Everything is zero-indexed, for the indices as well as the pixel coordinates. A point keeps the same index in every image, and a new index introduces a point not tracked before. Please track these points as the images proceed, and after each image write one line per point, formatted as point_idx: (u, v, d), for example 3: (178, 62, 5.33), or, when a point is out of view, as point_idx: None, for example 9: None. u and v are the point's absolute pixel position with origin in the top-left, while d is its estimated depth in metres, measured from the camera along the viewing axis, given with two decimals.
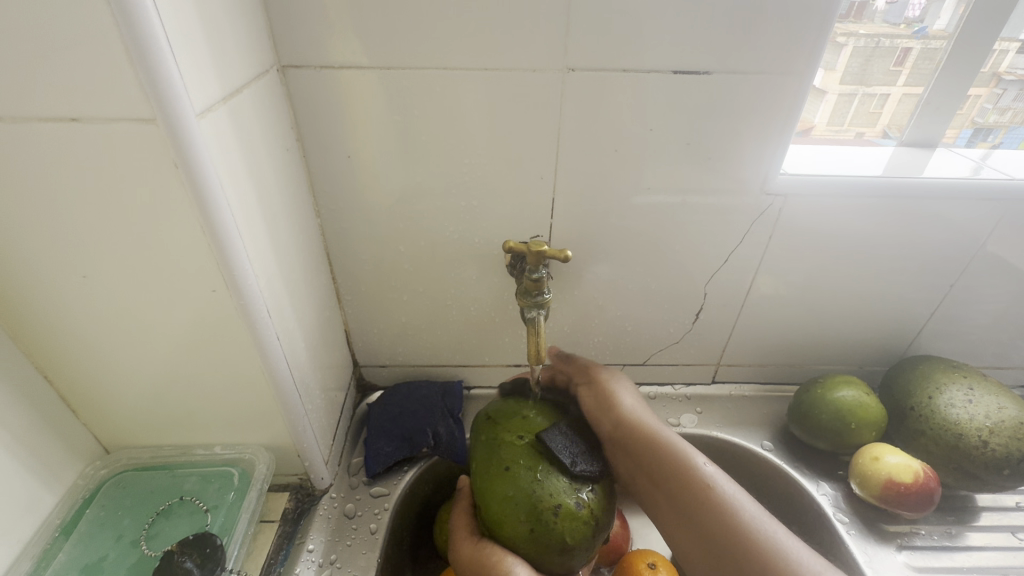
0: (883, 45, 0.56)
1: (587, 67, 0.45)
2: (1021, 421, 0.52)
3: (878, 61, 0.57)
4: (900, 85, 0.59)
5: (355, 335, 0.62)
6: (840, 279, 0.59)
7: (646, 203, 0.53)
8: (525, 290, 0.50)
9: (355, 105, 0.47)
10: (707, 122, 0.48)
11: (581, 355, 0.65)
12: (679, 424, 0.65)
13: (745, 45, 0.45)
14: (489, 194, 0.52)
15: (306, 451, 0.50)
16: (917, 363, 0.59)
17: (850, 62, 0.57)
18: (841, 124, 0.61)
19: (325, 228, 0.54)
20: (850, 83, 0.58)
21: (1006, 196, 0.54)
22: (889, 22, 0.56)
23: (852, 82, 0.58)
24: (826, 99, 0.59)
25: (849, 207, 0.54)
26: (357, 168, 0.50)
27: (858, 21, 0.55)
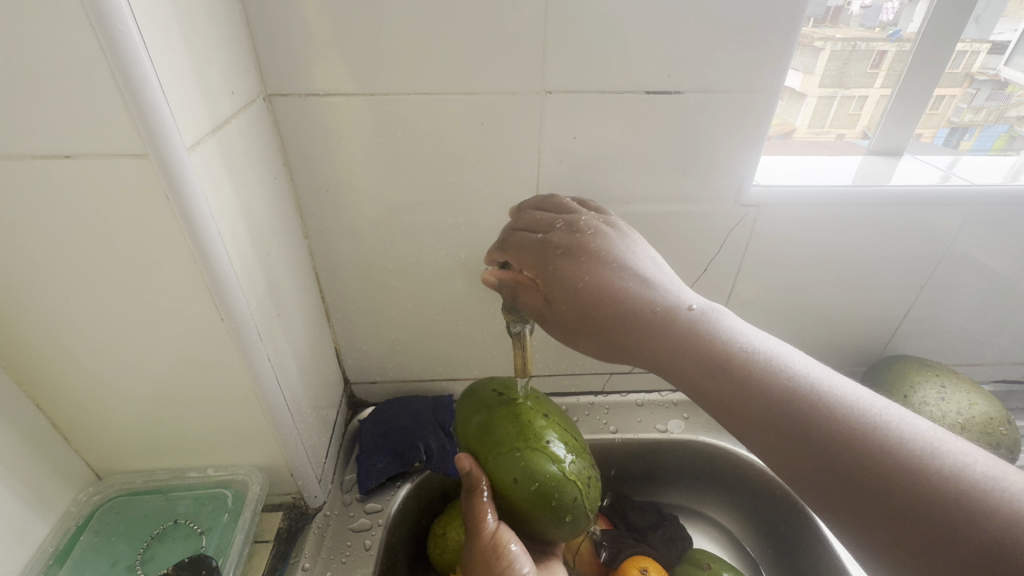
0: (859, 48, 0.59)
1: (564, 90, 0.46)
2: (990, 416, 0.54)
3: (855, 65, 0.60)
4: (877, 87, 0.61)
5: (346, 353, 0.63)
6: (818, 282, 0.61)
7: (628, 216, 0.54)
8: (510, 306, 0.45)
9: (341, 131, 0.48)
10: (681, 139, 0.49)
11: (570, 366, 0.67)
12: (666, 431, 0.67)
13: (716, 65, 0.46)
14: (473, 213, 0.53)
15: (299, 470, 0.51)
16: (893, 363, 0.61)
17: (829, 65, 0.60)
18: (821, 126, 0.64)
19: (314, 249, 0.55)
20: (829, 86, 0.61)
21: (972, 199, 0.56)
22: (865, 25, 0.59)
23: (831, 86, 0.61)
24: (806, 103, 0.62)
25: (822, 214, 0.56)
26: (343, 190, 0.51)
27: (835, 25, 0.58)
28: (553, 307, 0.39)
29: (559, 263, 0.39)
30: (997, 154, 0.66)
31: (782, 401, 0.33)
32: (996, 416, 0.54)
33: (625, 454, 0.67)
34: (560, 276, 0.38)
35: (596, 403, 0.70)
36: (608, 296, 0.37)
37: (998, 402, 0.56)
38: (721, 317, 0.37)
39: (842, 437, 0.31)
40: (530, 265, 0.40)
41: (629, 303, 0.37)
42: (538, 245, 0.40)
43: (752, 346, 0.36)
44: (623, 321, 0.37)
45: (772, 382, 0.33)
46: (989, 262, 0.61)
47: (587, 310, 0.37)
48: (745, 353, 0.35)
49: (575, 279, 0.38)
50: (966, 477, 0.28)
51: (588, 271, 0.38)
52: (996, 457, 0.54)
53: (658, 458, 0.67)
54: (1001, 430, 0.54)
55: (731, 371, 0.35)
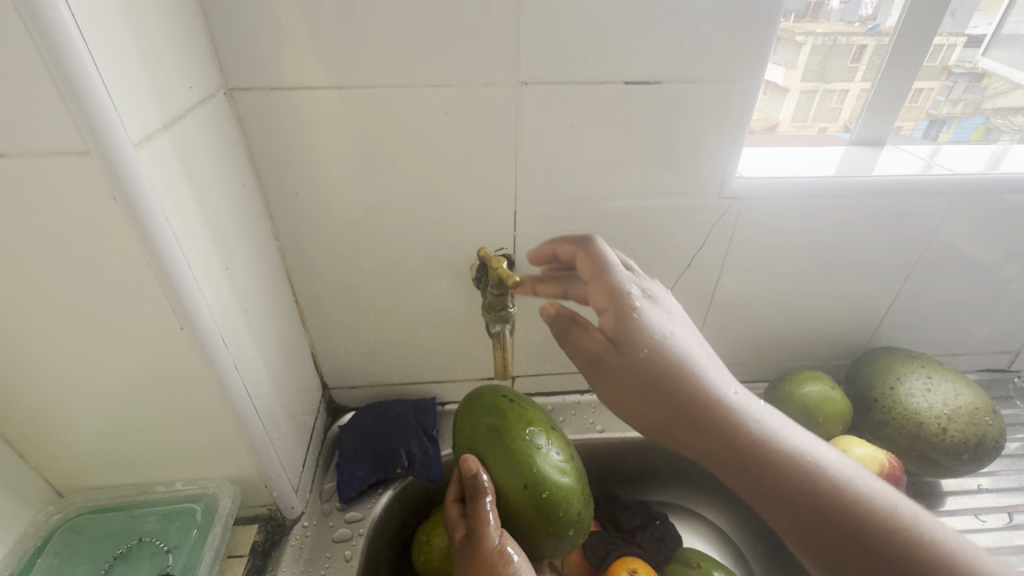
0: (839, 42, 0.59)
1: (540, 81, 0.44)
2: (976, 407, 0.54)
3: (835, 59, 0.60)
4: (857, 81, 0.61)
5: (323, 358, 0.61)
6: (803, 276, 0.61)
7: (609, 211, 0.53)
8: (488, 305, 0.45)
9: (309, 126, 0.46)
10: (661, 131, 0.48)
11: (555, 365, 0.66)
12: None
13: (695, 55, 0.44)
14: (451, 210, 0.51)
15: (274, 480, 0.49)
16: (879, 355, 0.61)
17: (810, 59, 0.59)
18: (803, 120, 0.63)
19: (285, 251, 0.53)
20: (811, 79, 0.60)
21: (954, 188, 0.56)
22: (845, 20, 0.58)
23: (813, 79, 0.60)
24: (789, 97, 0.61)
25: (805, 207, 0.55)
26: (313, 188, 0.49)
27: (815, 20, 0.57)
28: (614, 355, 0.40)
29: (629, 324, 0.40)
30: (976, 145, 0.65)
31: (799, 486, 0.36)
32: (982, 407, 0.54)
33: (612, 454, 0.66)
34: (634, 335, 0.39)
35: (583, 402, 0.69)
36: (674, 367, 0.38)
37: (983, 392, 0.55)
38: (749, 403, 0.41)
39: (846, 495, 0.36)
40: (610, 314, 0.41)
41: (689, 375, 0.39)
42: (616, 303, 0.41)
43: (778, 431, 0.39)
44: (670, 390, 0.38)
45: (805, 479, 0.37)
46: (972, 251, 0.61)
47: (646, 373, 0.39)
48: (780, 436, 0.39)
49: (637, 345, 0.39)
50: (929, 553, 0.34)
51: (658, 339, 0.39)
52: (982, 448, 0.54)
53: (645, 456, 0.66)
54: (986, 420, 0.54)
55: (759, 453, 0.37)
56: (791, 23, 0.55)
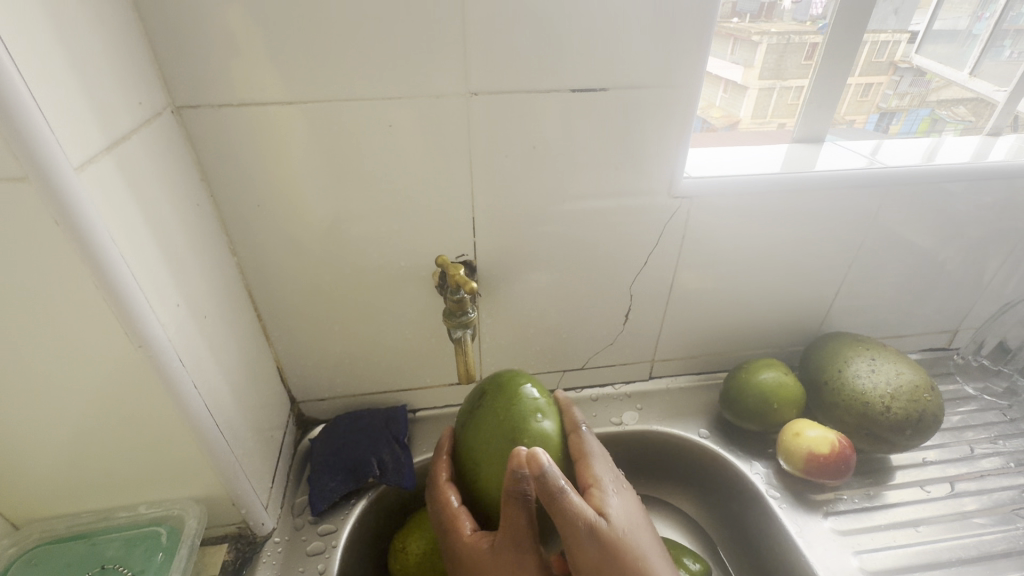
0: (792, 41, 0.62)
1: (489, 91, 0.46)
2: (916, 384, 0.57)
3: (790, 57, 0.63)
4: None
5: (289, 372, 0.61)
6: (755, 268, 0.63)
7: (565, 213, 0.54)
8: (448, 312, 0.45)
9: (261, 142, 0.46)
10: (610, 135, 0.50)
11: (522, 367, 0.67)
12: (621, 423, 0.67)
13: (637, 62, 0.46)
14: (409, 220, 0.52)
15: (241, 497, 0.48)
16: (828, 341, 0.64)
17: (766, 58, 0.63)
18: (763, 116, 0.67)
19: (244, 266, 0.52)
20: (767, 78, 0.64)
21: (885, 180, 0.59)
22: (797, 20, 0.61)
23: (769, 78, 0.64)
24: (748, 95, 0.65)
25: (751, 203, 0.58)
26: (267, 203, 0.49)
27: (769, 20, 0.61)
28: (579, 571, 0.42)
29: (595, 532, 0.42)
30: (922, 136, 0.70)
31: None
32: (922, 384, 0.57)
33: None
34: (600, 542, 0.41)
35: None
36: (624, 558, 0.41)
37: (923, 371, 0.59)
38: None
39: None
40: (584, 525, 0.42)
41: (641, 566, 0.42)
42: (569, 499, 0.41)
43: None
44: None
45: None
46: (907, 238, 0.65)
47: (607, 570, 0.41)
48: None
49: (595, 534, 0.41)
50: None
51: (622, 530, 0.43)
52: (924, 423, 0.57)
53: (614, 451, 0.68)
54: (926, 396, 0.57)
55: None
56: (746, 24, 0.60)
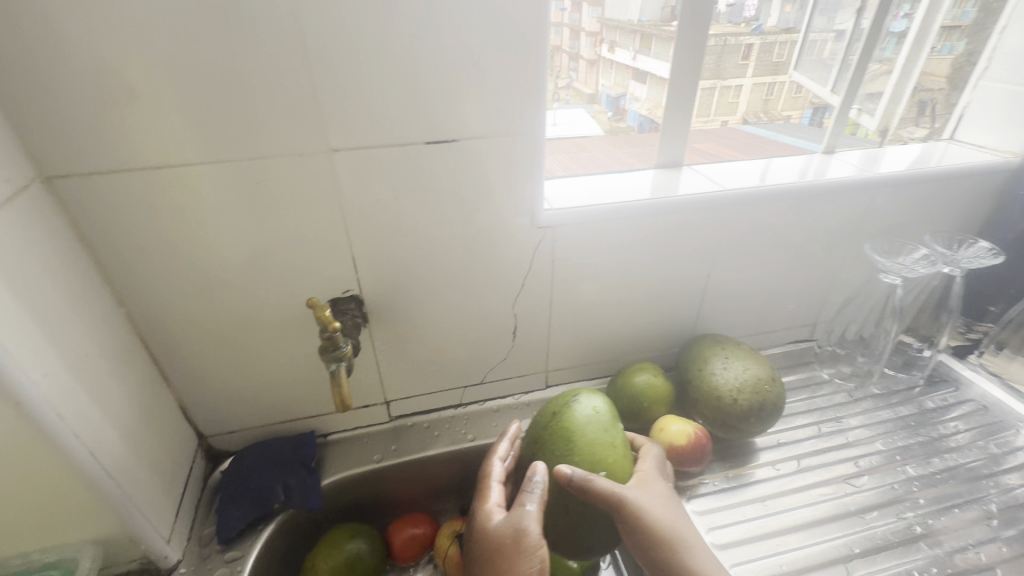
0: (729, 43, 0.74)
1: (348, 147, 0.51)
2: (759, 377, 0.66)
3: (727, 57, 0.75)
4: (748, 75, 0.82)
5: (193, 409, 0.64)
6: (627, 281, 0.71)
7: (438, 248, 0.60)
8: (323, 347, 0.50)
9: (136, 202, 0.50)
10: (468, 178, 0.56)
11: (423, 386, 0.72)
12: (518, 431, 0.73)
13: (481, 115, 0.52)
14: (291, 263, 0.57)
15: (139, 535, 0.52)
16: (695, 343, 0.73)
17: (709, 59, 0.72)
18: (707, 116, 0.81)
19: (133, 315, 0.55)
20: (710, 78, 0.75)
21: (728, 202, 0.68)
22: (732, 21, 0.74)
23: (712, 78, 0.75)
24: (698, 93, 0.75)
25: (612, 227, 0.65)
26: (149, 257, 0.53)
27: (708, 23, 0.72)
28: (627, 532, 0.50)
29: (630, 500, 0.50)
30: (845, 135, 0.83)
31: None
32: (764, 376, 0.66)
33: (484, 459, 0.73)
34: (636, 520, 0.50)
35: (456, 415, 0.75)
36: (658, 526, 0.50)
37: (768, 364, 0.68)
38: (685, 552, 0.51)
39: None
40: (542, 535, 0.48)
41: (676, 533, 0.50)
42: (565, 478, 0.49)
43: None
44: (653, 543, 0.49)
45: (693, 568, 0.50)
46: (756, 247, 0.74)
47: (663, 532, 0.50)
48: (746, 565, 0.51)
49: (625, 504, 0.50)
50: None
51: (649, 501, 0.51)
52: (765, 411, 0.65)
53: None
54: (767, 387, 0.65)
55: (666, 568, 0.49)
56: None
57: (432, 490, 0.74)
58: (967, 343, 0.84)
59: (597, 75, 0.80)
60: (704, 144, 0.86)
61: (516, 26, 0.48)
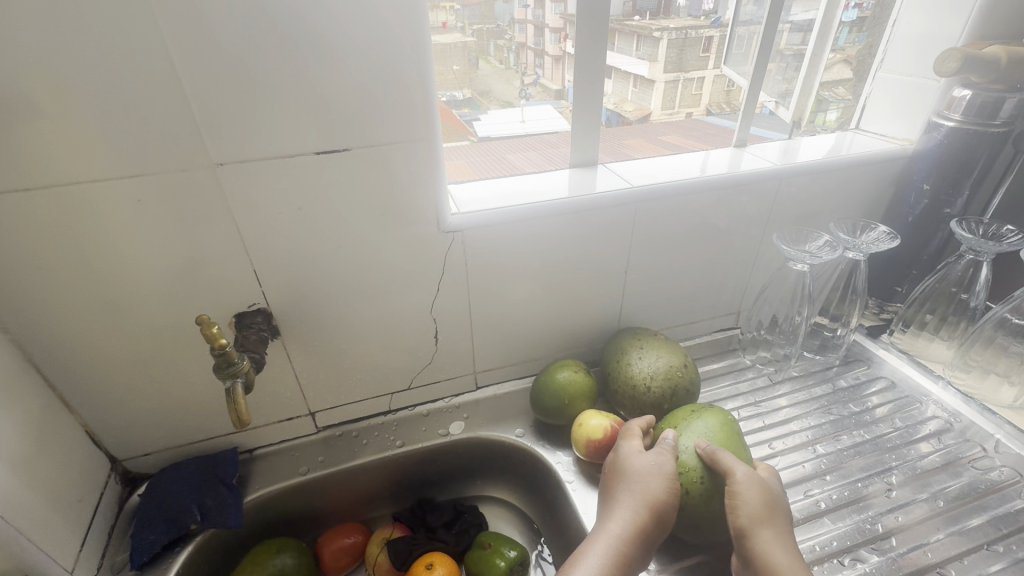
0: (690, 36, 0.81)
1: (233, 160, 0.50)
2: (673, 366, 0.67)
3: (689, 49, 0.82)
4: (710, 68, 0.86)
5: (101, 433, 0.62)
6: (549, 280, 0.72)
7: (345, 256, 0.60)
8: (217, 365, 0.49)
9: (11, 226, 0.48)
10: (365, 185, 0.55)
11: (348, 395, 0.72)
12: (447, 434, 0.74)
13: (372, 123, 0.52)
14: (189, 276, 0.55)
15: (35, 568, 0.50)
16: (617, 338, 0.74)
17: (669, 52, 0.81)
18: (672, 108, 0.88)
19: (22, 340, 0.54)
20: (671, 71, 0.83)
21: (639, 198, 0.70)
22: (692, 15, 0.80)
23: (674, 70, 0.83)
24: (657, 88, 0.84)
25: (525, 228, 0.66)
26: (29, 278, 0.51)
27: (668, 16, 0.79)
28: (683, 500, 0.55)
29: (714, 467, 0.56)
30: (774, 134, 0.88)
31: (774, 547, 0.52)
32: (677, 365, 0.67)
33: (414, 463, 0.74)
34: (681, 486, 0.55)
35: (385, 422, 0.75)
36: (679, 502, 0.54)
37: (682, 353, 0.69)
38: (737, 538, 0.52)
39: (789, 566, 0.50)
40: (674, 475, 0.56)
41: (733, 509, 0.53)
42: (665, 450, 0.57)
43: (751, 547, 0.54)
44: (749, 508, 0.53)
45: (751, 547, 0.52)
46: (674, 239, 0.76)
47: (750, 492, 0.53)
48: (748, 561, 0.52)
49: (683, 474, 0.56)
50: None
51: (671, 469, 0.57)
52: (680, 398, 0.67)
53: (444, 458, 0.75)
54: (681, 375, 0.67)
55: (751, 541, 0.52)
56: (645, 21, 0.76)
57: (364, 499, 0.74)
58: (881, 322, 0.89)
59: (563, 72, 0.76)
60: (632, 140, 0.87)
61: (397, 36, 0.49)
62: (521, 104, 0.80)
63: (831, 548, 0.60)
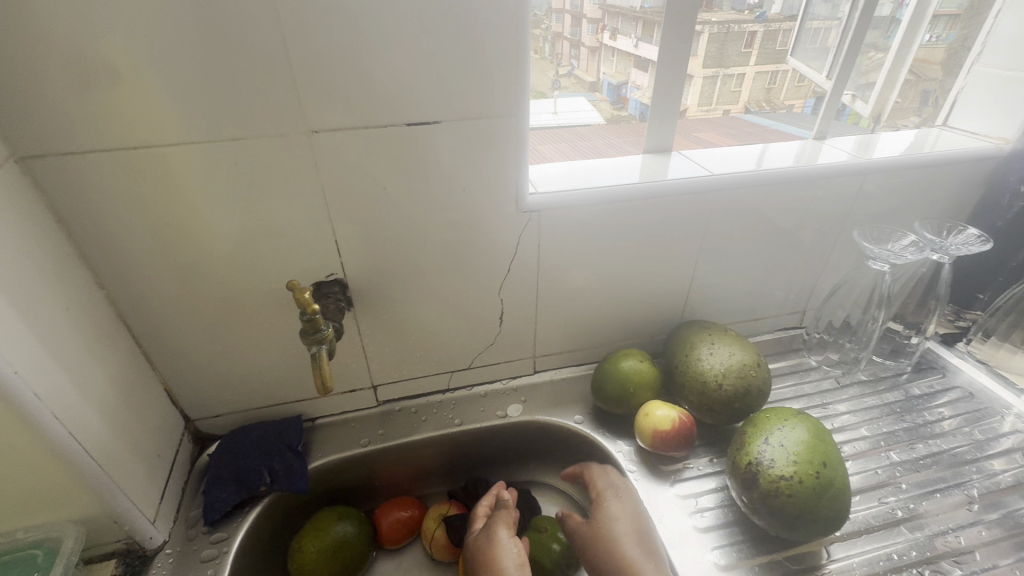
0: (732, 30, 0.76)
1: (328, 129, 0.50)
2: (745, 363, 0.66)
3: (730, 44, 0.77)
4: (751, 65, 0.81)
5: (179, 392, 0.64)
6: (617, 266, 0.71)
7: (424, 231, 0.59)
8: (303, 330, 0.50)
9: (115, 185, 0.49)
10: (450, 159, 0.55)
11: (410, 371, 0.72)
12: (505, 416, 0.74)
13: (463, 96, 0.52)
14: (275, 243, 0.56)
15: (123, 515, 0.52)
16: (683, 330, 0.73)
17: (709, 47, 0.76)
18: (709, 103, 0.84)
19: (116, 297, 0.55)
20: (711, 67, 0.78)
21: (716, 186, 0.68)
22: (736, 9, 0.76)
23: (713, 66, 0.79)
24: (694, 82, 0.79)
25: (600, 212, 0.65)
26: (126, 237, 0.52)
27: (711, 10, 0.73)
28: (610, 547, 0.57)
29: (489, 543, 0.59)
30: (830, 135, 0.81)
31: None
32: (750, 362, 0.66)
33: (472, 443, 0.74)
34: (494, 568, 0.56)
35: (443, 400, 0.76)
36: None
37: (753, 350, 0.67)
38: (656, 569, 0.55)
39: None
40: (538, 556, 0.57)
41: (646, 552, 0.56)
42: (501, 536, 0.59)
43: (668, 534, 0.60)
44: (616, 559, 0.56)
45: None
46: (746, 230, 0.74)
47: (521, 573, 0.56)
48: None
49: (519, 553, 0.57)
50: None
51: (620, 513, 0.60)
52: (751, 397, 0.65)
53: (501, 440, 0.75)
54: (753, 373, 0.65)
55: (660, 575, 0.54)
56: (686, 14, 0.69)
57: (421, 474, 0.75)
58: (957, 330, 0.85)
59: (598, 63, 0.77)
60: (703, 131, 0.84)
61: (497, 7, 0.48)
62: (554, 95, 0.78)
63: (909, 558, 0.58)
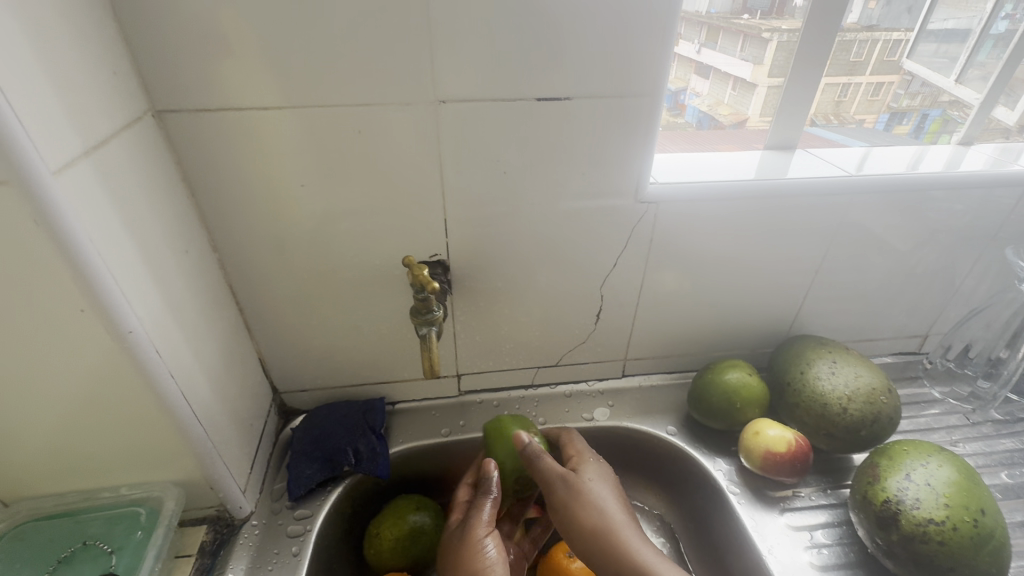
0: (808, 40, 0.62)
1: (457, 99, 0.48)
2: (873, 387, 0.59)
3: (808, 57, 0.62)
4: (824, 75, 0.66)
5: (271, 363, 0.63)
6: (727, 271, 0.65)
7: (536, 215, 0.56)
8: (414, 310, 0.48)
9: (240, 145, 0.48)
10: (575, 139, 0.51)
11: (498, 362, 0.69)
12: (592, 419, 0.69)
13: (600, 72, 0.48)
14: (386, 217, 0.54)
15: (219, 481, 0.51)
16: (795, 345, 0.66)
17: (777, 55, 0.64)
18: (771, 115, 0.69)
19: (224, 261, 0.55)
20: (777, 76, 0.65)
21: (851, 189, 0.61)
22: None
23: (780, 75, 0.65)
24: (757, 92, 0.68)
25: (720, 209, 0.59)
26: (242, 200, 0.51)
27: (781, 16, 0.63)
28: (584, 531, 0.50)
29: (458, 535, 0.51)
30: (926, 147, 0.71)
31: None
32: (879, 387, 0.59)
33: None
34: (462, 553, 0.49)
35: (527, 396, 0.72)
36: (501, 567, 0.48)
37: (882, 374, 0.61)
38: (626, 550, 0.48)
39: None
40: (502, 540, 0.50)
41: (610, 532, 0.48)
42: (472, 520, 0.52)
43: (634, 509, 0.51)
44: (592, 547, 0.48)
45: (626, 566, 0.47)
46: (875, 241, 0.66)
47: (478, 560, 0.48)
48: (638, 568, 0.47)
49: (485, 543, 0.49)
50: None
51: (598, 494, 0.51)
52: (879, 425, 0.58)
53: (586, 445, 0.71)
54: (881, 399, 0.59)
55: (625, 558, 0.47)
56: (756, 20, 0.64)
57: None
58: None
59: None
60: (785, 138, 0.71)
61: None
62: None
63: None
